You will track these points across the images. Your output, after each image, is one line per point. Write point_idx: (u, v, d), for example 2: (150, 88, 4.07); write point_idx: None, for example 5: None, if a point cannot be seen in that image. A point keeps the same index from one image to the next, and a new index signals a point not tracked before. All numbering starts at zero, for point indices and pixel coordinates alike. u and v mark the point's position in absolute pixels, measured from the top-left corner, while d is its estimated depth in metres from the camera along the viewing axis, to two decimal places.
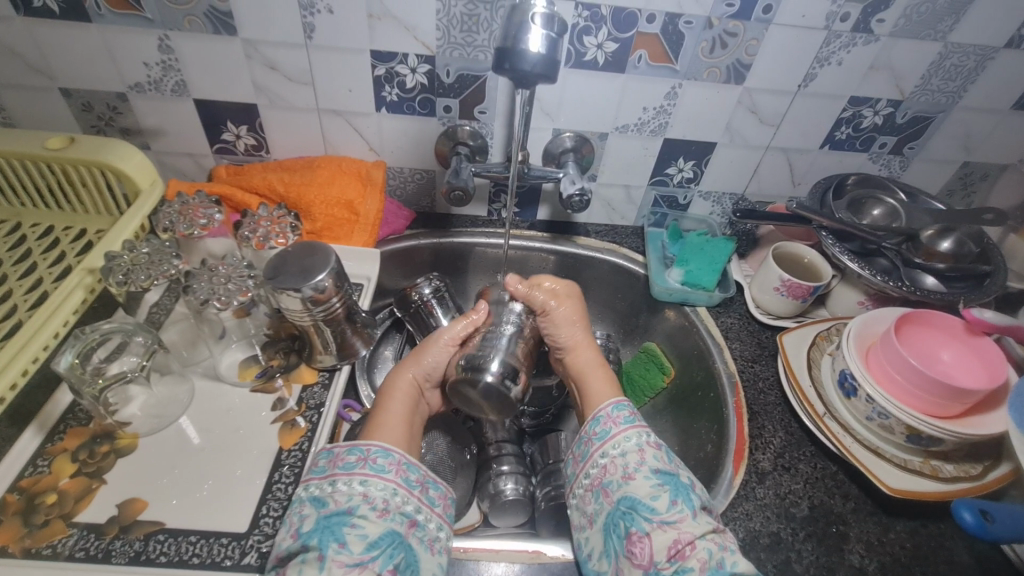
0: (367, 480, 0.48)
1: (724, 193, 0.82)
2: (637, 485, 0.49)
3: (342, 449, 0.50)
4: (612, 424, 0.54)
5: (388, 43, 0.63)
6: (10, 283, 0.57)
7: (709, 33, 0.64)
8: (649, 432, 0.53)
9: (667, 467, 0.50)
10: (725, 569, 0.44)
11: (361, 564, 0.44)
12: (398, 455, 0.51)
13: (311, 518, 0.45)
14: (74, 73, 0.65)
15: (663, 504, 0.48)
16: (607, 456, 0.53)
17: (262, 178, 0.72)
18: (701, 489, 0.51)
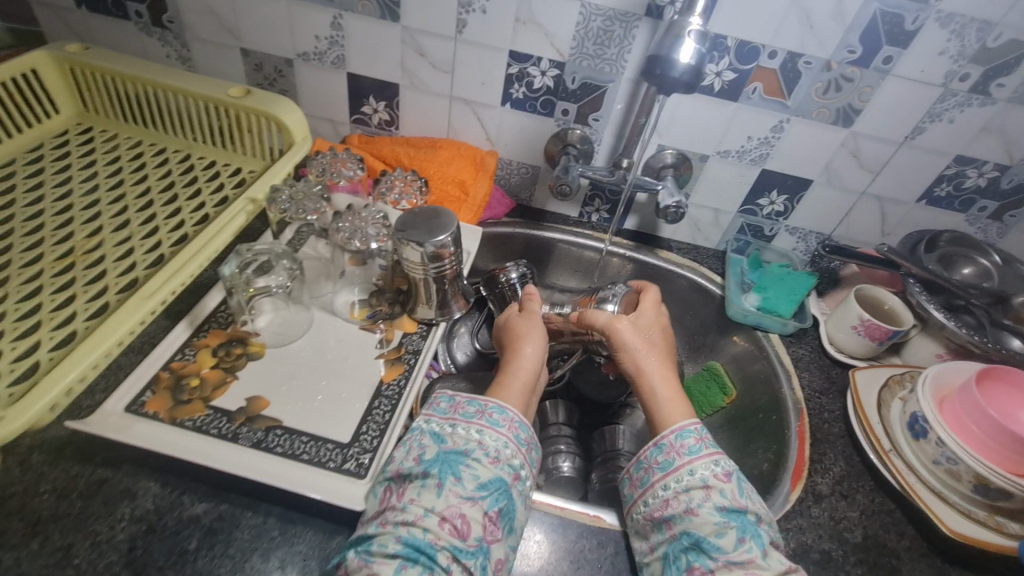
0: (483, 430, 0.52)
1: (810, 231, 0.85)
2: (702, 522, 0.48)
3: (466, 399, 0.56)
4: (676, 455, 0.53)
5: (527, 46, 0.71)
6: (181, 202, 0.67)
7: (826, 74, 0.68)
8: (717, 464, 0.52)
9: (734, 503, 0.49)
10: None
11: (472, 499, 0.48)
12: (512, 413, 0.55)
13: (433, 449, 0.51)
14: (256, 37, 0.76)
15: (730, 542, 0.47)
16: (668, 488, 0.51)
17: (391, 149, 0.80)
18: (768, 525, 0.50)
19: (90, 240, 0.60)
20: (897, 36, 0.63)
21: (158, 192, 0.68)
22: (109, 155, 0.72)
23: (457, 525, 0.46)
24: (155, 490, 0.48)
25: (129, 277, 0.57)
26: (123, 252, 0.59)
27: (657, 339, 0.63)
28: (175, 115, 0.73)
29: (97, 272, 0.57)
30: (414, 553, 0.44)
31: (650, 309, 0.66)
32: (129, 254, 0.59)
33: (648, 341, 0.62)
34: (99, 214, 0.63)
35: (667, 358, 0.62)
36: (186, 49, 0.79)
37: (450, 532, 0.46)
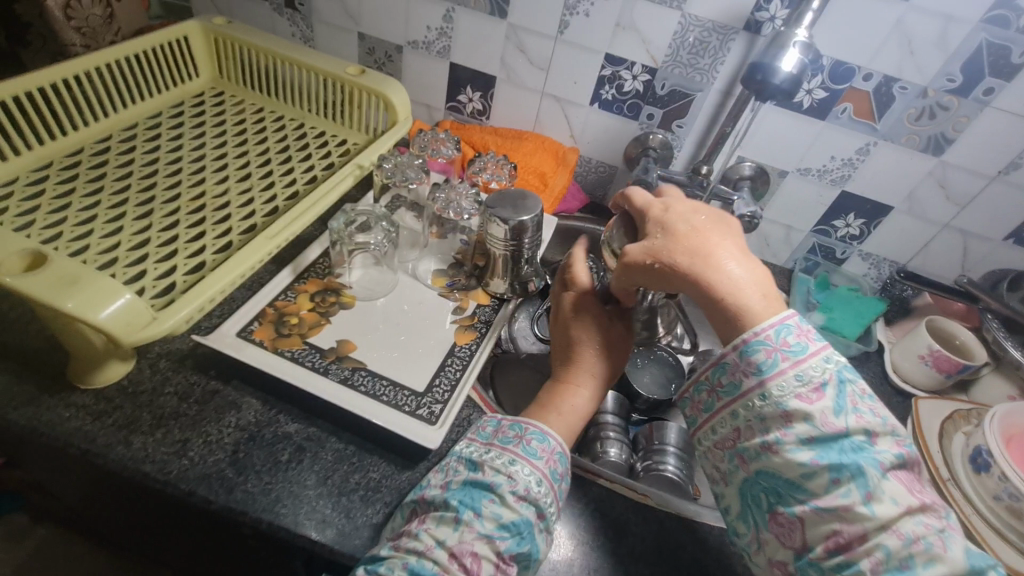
0: (517, 461, 0.46)
1: (884, 258, 0.84)
2: (783, 464, 0.41)
3: (507, 421, 0.51)
4: (742, 377, 0.43)
5: (623, 50, 0.75)
6: (295, 163, 0.74)
7: (921, 101, 0.68)
8: (801, 377, 0.41)
9: (826, 430, 0.40)
10: (909, 572, 0.37)
11: (489, 539, 0.42)
12: (553, 444, 0.48)
13: (462, 475, 0.47)
14: (373, 24, 0.83)
15: (821, 484, 0.40)
16: (739, 417, 0.44)
17: (481, 137, 0.86)
18: (884, 443, 0.41)
19: (219, 187, 0.68)
20: (1001, 68, 0.63)
21: (276, 153, 0.75)
22: (237, 118, 0.80)
23: (467, 564, 0.41)
24: (255, 407, 0.54)
25: (250, 221, 0.64)
26: (245, 200, 0.67)
27: (675, 228, 0.47)
28: (297, 87, 0.82)
29: (224, 215, 0.64)
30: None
31: (653, 211, 0.50)
32: (250, 202, 0.67)
33: (656, 243, 0.47)
34: (227, 166, 0.71)
35: (705, 241, 0.46)
36: (310, 30, 0.87)
37: (458, 568, 0.41)
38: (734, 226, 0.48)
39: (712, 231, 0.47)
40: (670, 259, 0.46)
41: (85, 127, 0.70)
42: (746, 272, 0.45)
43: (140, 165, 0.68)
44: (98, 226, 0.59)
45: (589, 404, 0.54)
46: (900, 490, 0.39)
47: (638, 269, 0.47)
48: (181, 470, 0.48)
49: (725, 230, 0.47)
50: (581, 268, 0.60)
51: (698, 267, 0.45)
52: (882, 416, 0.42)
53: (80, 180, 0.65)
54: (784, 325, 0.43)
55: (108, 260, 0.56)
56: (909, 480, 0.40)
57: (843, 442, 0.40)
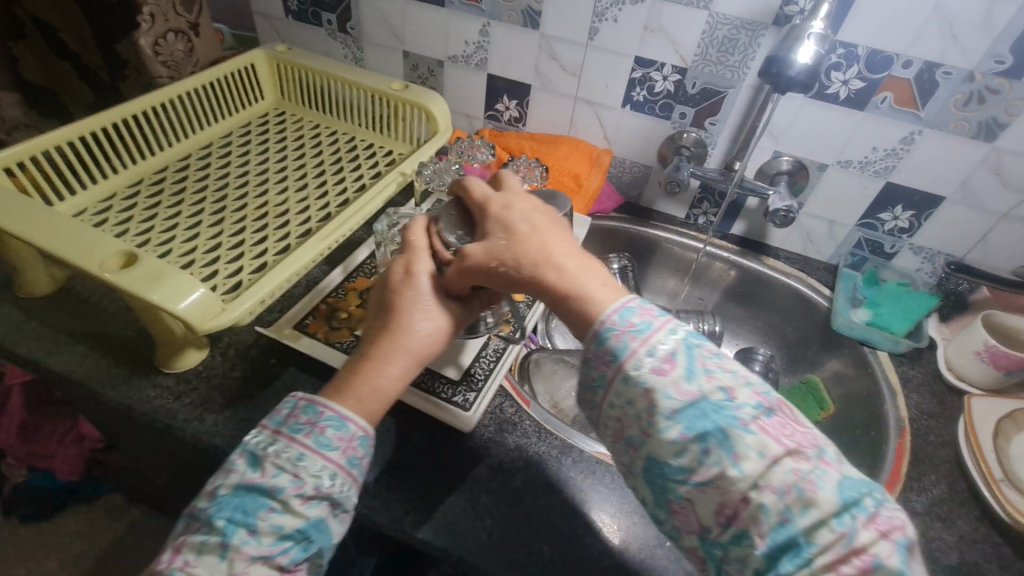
0: (306, 455, 0.40)
1: (939, 252, 0.80)
2: (659, 447, 0.37)
3: (298, 406, 0.43)
4: (602, 367, 0.40)
5: (652, 52, 0.77)
6: (346, 174, 0.81)
7: (968, 86, 0.65)
8: (652, 352, 0.39)
9: (684, 399, 0.38)
10: (789, 525, 0.34)
11: (267, 557, 0.38)
12: (353, 430, 0.42)
13: (235, 477, 0.40)
14: (417, 42, 0.90)
15: (693, 459, 0.36)
16: (615, 406, 0.40)
17: (517, 143, 0.90)
18: (743, 396, 0.38)
19: (281, 196, 0.75)
20: None
21: (329, 164, 0.83)
22: (297, 134, 0.89)
23: None
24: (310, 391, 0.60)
25: (305, 226, 0.71)
26: (301, 208, 0.74)
27: (516, 228, 0.44)
28: (348, 104, 0.89)
29: (284, 221, 0.72)
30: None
31: (493, 205, 0.47)
32: (306, 209, 0.74)
33: (498, 244, 0.44)
34: (287, 178, 0.79)
35: (540, 239, 0.44)
36: (360, 52, 0.95)
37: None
38: (568, 225, 0.47)
39: (551, 228, 0.45)
40: (514, 258, 0.43)
41: (170, 147, 0.80)
42: (580, 265, 0.43)
43: (214, 179, 0.77)
44: (179, 232, 0.67)
45: (399, 387, 0.45)
46: (762, 440, 0.36)
47: (480, 270, 0.44)
48: None
49: (563, 230, 0.46)
50: (420, 236, 0.50)
51: (541, 266, 0.43)
52: (732, 370, 0.39)
53: (165, 194, 0.74)
54: (627, 307, 0.41)
55: (187, 261, 0.64)
56: (776, 422, 0.37)
57: (701, 405, 0.37)
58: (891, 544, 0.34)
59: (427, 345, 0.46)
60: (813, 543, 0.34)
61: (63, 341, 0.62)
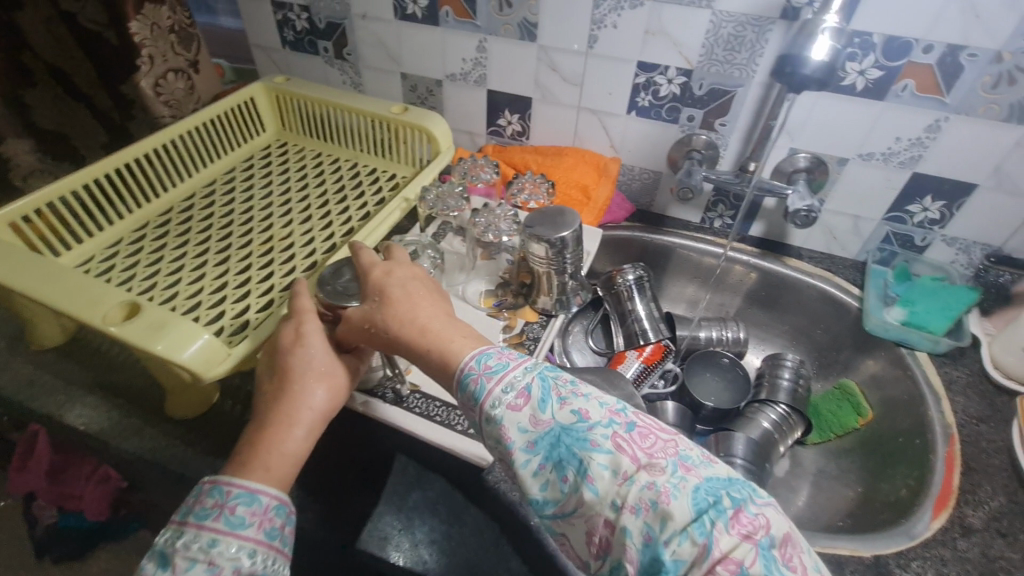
0: (218, 540, 0.39)
1: (974, 242, 0.76)
2: (526, 483, 0.39)
3: (203, 490, 0.42)
4: (475, 415, 0.42)
5: (655, 56, 0.74)
6: (350, 202, 0.80)
7: (996, 67, 0.61)
8: (507, 389, 0.41)
9: (538, 430, 0.39)
10: (653, 545, 0.34)
11: None
12: (264, 503, 0.42)
13: None
14: (413, 63, 0.89)
15: (556, 489, 0.38)
16: (496, 452, 0.42)
17: (521, 157, 0.88)
18: (599, 418, 0.39)
19: (285, 230, 0.75)
20: None
21: (332, 193, 0.82)
22: (299, 164, 0.88)
23: None
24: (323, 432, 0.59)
25: (311, 259, 0.70)
26: (306, 240, 0.73)
27: (388, 294, 0.49)
28: (348, 131, 0.88)
29: (289, 255, 0.71)
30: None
31: (374, 274, 0.51)
32: (311, 241, 0.73)
33: (371, 308, 0.48)
34: (291, 210, 0.78)
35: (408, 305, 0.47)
36: (358, 76, 0.94)
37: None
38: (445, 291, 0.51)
39: (421, 294, 0.49)
40: (387, 322, 0.47)
41: (174, 188, 0.79)
42: (445, 325, 0.46)
43: (218, 217, 0.77)
44: (185, 276, 0.67)
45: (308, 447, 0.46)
46: (615, 458, 0.36)
47: (361, 334, 0.49)
48: None
49: (436, 295, 0.49)
50: (305, 300, 0.54)
51: (411, 324, 0.46)
52: (587, 395, 0.41)
53: (170, 236, 0.74)
54: (484, 353, 0.43)
55: (193, 305, 0.63)
56: (633, 436, 0.37)
57: (557, 432, 0.39)
58: (754, 547, 0.32)
59: (327, 404, 0.48)
60: (677, 559, 0.33)
61: (76, 393, 0.61)
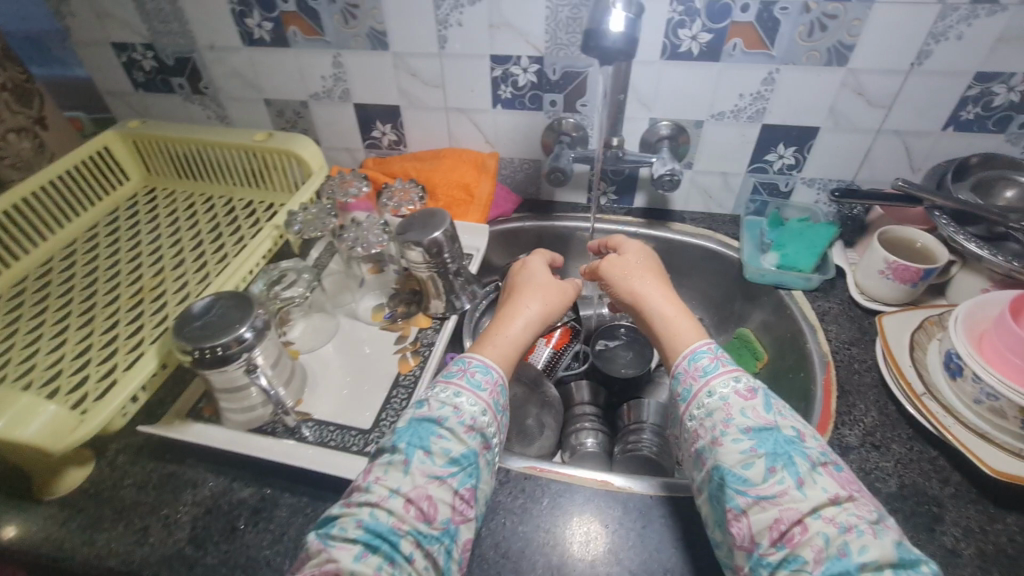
0: (461, 392, 0.49)
1: (830, 180, 0.81)
2: (726, 452, 0.44)
3: (451, 361, 0.53)
4: (692, 381, 0.49)
5: (505, 48, 0.75)
6: (225, 238, 0.77)
7: (806, 17, 0.66)
8: (738, 380, 0.48)
9: (759, 422, 0.45)
10: (846, 559, 0.38)
11: (439, 478, 0.44)
12: (494, 376, 0.51)
13: (408, 416, 0.48)
14: (273, 88, 0.86)
15: (759, 473, 0.43)
16: (694, 418, 0.48)
17: (400, 166, 0.87)
18: (812, 441, 0.45)
19: (156, 278, 0.71)
20: None
21: (207, 233, 0.79)
22: (170, 208, 0.84)
23: (422, 508, 0.43)
24: (212, 481, 0.56)
25: (183, 304, 0.67)
26: (180, 285, 0.70)
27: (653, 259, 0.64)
28: (217, 166, 0.85)
29: (161, 304, 0.68)
30: (375, 540, 0.41)
31: (618, 241, 0.67)
32: (186, 285, 0.70)
33: (608, 268, 0.63)
34: (162, 258, 0.75)
35: (620, 278, 0.61)
36: (222, 109, 0.91)
37: (414, 514, 0.42)
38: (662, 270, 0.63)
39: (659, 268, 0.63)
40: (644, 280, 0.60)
41: (27, 254, 0.74)
42: (678, 310, 0.56)
43: (81, 277, 0.72)
44: (42, 344, 0.63)
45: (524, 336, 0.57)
46: (830, 481, 0.42)
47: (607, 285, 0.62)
48: (143, 556, 0.50)
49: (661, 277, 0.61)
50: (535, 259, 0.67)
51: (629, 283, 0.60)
52: (802, 420, 0.47)
53: (26, 304, 0.68)
54: (719, 345, 0.52)
55: (53, 374, 0.59)
56: (844, 476, 0.43)
57: (776, 434, 0.45)
58: None
59: (543, 311, 0.59)
60: None
61: None
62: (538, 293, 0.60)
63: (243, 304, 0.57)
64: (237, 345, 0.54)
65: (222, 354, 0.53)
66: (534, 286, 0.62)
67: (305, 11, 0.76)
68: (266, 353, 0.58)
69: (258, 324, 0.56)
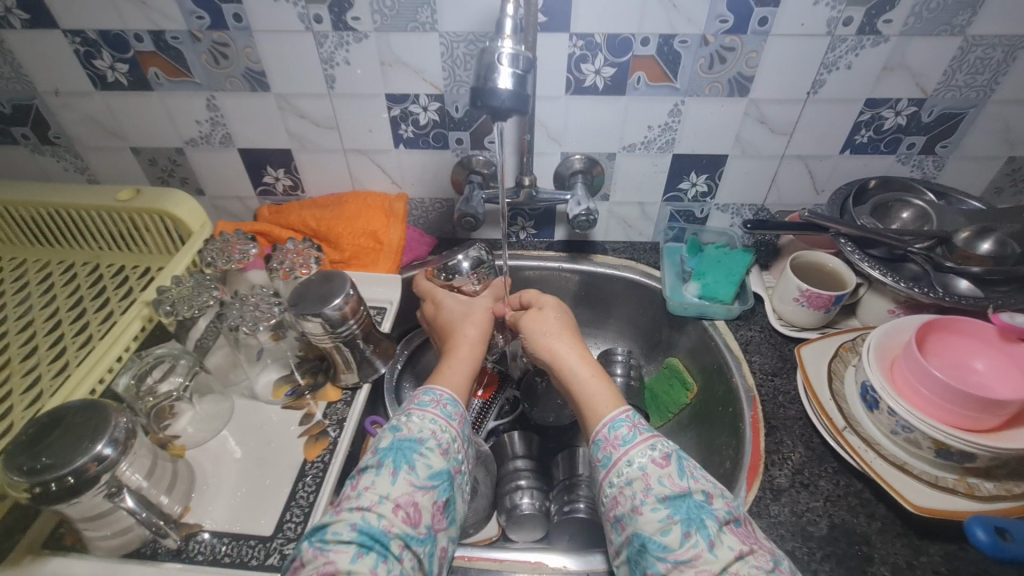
0: (437, 419, 0.53)
1: (742, 204, 0.81)
2: (645, 521, 0.44)
3: (421, 391, 0.56)
4: (612, 449, 0.49)
5: (401, 86, 0.69)
6: (89, 315, 0.67)
7: (706, 49, 0.65)
8: (654, 448, 0.48)
9: (675, 489, 0.46)
10: None
11: (425, 488, 0.48)
12: (464, 408, 0.56)
13: (387, 439, 0.51)
14: (140, 135, 0.76)
15: (676, 539, 0.43)
16: (615, 486, 0.48)
17: (298, 215, 0.79)
18: (719, 500, 0.46)
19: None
20: None
21: (65, 311, 0.67)
22: (17, 282, 0.71)
23: (409, 513, 0.46)
24: None
25: (34, 407, 0.56)
26: (30, 381, 0.59)
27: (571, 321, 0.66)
28: (75, 229, 0.73)
29: (4, 408, 0.57)
30: (369, 541, 0.44)
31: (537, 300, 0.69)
32: (37, 381, 0.59)
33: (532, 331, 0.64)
34: (6, 347, 0.63)
35: (538, 341, 0.63)
36: (80, 160, 0.79)
37: (402, 518, 0.46)
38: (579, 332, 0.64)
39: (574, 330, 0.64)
40: (560, 345, 0.62)
41: None
42: (597, 382, 0.57)
43: None
44: None
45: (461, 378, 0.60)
46: (734, 538, 0.43)
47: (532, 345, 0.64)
48: None
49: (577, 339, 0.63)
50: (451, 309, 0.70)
51: (552, 350, 0.61)
52: (712, 481, 0.48)
53: None
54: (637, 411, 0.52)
55: None
56: (745, 532, 0.45)
57: (690, 500, 0.45)
58: None
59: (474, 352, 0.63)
60: None
61: None
62: (474, 347, 0.64)
63: (100, 413, 0.47)
64: (94, 467, 0.45)
65: (73, 482, 0.44)
66: (471, 338, 0.65)
67: (166, 51, 0.67)
68: (136, 465, 0.50)
69: (120, 436, 0.47)
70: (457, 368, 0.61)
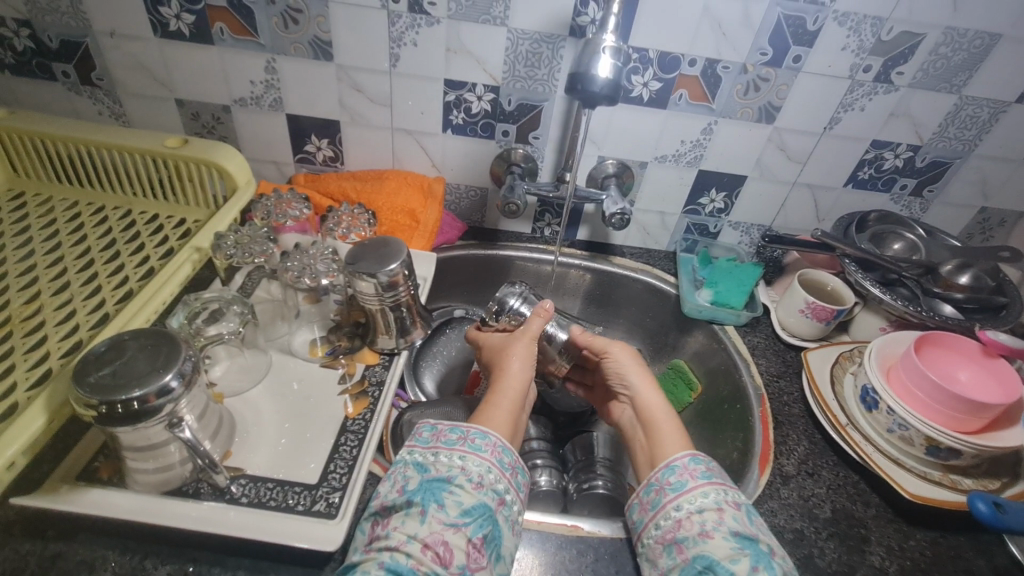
0: (466, 456, 0.50)
1: (752, 224, 0.89)
2: (715, 544, 0.45)
3: (447, 426, 0.53)
4: (688, 477, 0.51)
5: (460, 73, 0.73)
6: (124, 258, 0.66)
7: (744, 77, 0.72)
8: (726, 490, 0.49)
9: (746, 530, 0.46)
10: None
11: (455, 525, 0.46)
12: (494, 438, 0.52)
13: (416, 479, 0.49)
14: (189, 88, 0.76)
15: (744, 568, 0.43)
16: (682, 510, 0.49)
17: (338, 185, 0.81)
18: (785, 559, 0.46)
19: (28, 306, 0.58)
20: (802, 37, 0.68)
21: (98, 251, 0.66)
22: (43, 218, 0.69)
23: (440, 552, 0.44)
24: (115, 559, 0.46)
25: (72, 338, 0.55)
26: (64, 314, 0.58)
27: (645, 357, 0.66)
28: (111, 172, 0.72)
29: (37, 338, 0.55)
30: None
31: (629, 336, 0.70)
32: (71, 315, 0.58)
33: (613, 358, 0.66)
34: (36, 279, 0.61)
35: (622, 366, 0.65)
36: (118, 105, 0.78)
37: (432, 559, 0.44)
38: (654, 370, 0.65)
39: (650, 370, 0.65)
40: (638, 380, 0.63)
41: None
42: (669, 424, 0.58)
43: None
44: None
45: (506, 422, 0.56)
46: None
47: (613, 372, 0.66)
48: None
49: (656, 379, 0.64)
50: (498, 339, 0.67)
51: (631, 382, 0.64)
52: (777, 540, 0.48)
53: None
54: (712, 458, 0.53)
55: None
56: None
57: (756, 545, 0.46)
58: None
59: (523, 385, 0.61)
60: None
61: None
62: (520, 380, 0.61)
63: (164, 346, 0.47)
64: (155, 399, 0.44)
65: (137, 408, 0.43)
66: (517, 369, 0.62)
67: (237, 9, 0.68)
68: (192, 405, 0.49)
69: (187, 369, 0.47)
70: (500, 410, 0.56)
